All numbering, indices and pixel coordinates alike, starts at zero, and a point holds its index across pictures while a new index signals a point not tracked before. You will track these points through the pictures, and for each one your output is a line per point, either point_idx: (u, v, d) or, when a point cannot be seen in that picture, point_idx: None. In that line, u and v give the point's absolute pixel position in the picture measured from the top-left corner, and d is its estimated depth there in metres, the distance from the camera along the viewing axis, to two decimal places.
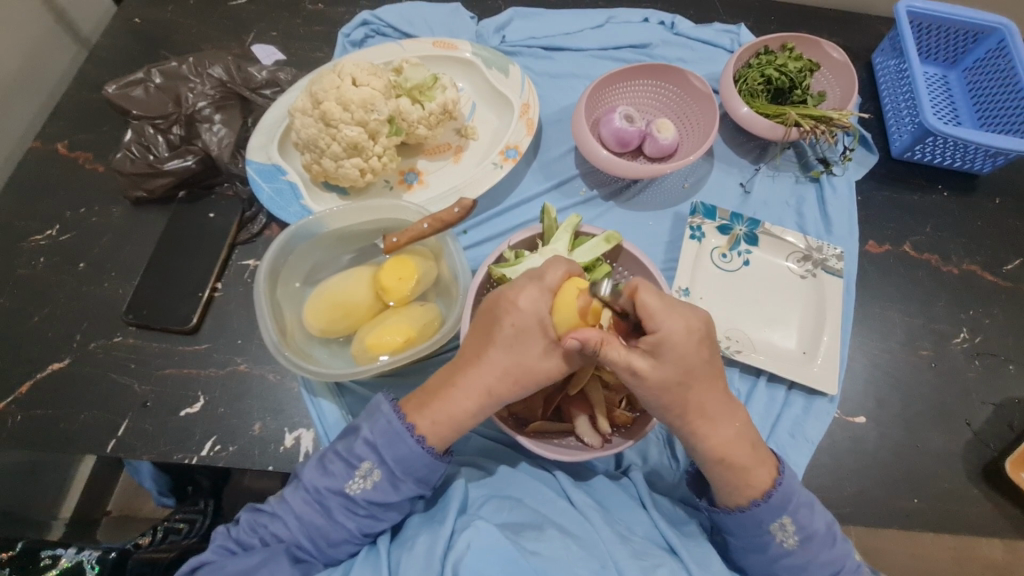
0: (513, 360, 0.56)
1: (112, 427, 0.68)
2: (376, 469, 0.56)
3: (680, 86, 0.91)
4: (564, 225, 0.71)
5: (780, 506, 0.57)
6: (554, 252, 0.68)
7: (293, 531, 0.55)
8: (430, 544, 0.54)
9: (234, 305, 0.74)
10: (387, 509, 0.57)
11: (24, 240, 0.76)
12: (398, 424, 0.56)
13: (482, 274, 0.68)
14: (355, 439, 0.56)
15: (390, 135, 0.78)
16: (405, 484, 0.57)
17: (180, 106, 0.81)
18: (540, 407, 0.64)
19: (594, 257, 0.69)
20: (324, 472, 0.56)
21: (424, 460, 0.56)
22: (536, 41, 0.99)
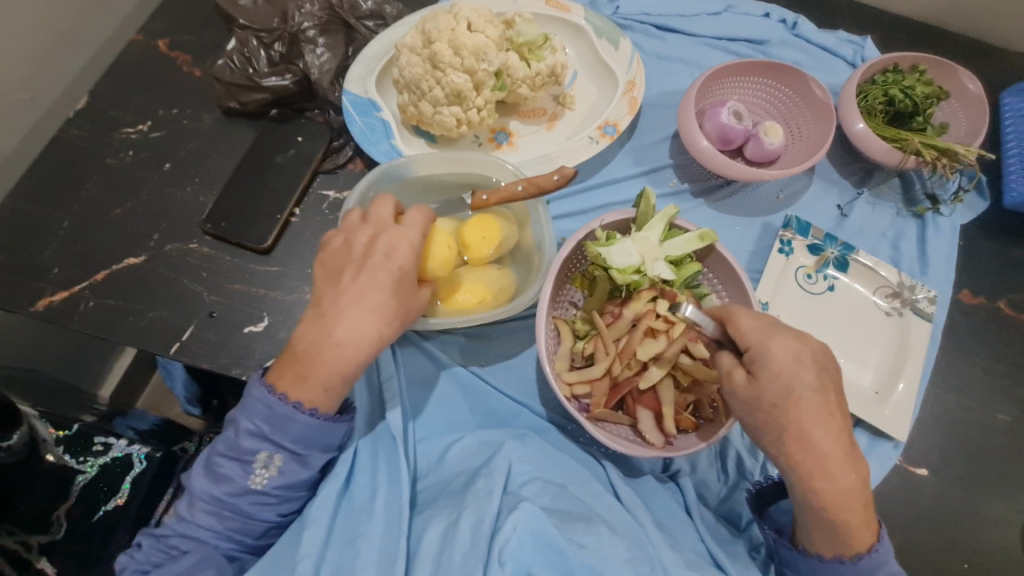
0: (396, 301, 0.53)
1: (173, 334, 0.68)
2: (275, 455, 0.53)
3: (795, 91, 0.86)
4: (660, 215, 0.67)
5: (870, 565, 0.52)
6: (647, 240, 0.65)
7: (213, 536, 0.52)
8: (474, 523, 0.50)
9: (309, 234, 0.74)
10: (302, 486, 0.55)
11: (116, 130, 0.76)
12: (279, 406, 0.52)
13: (571, 245, 0.65)
14: (238, 434, 0.52)
15: (493, 89, 0.75)
16: (313, 457, 0.55)
17: (285, 23, 0.79)
18: (604, 394, 0.62)
19: (686, 253, 0.65)
20: (214, 477, 0.52)
21: (324, 427, 0.54)
22: (650, 18, 0.95)
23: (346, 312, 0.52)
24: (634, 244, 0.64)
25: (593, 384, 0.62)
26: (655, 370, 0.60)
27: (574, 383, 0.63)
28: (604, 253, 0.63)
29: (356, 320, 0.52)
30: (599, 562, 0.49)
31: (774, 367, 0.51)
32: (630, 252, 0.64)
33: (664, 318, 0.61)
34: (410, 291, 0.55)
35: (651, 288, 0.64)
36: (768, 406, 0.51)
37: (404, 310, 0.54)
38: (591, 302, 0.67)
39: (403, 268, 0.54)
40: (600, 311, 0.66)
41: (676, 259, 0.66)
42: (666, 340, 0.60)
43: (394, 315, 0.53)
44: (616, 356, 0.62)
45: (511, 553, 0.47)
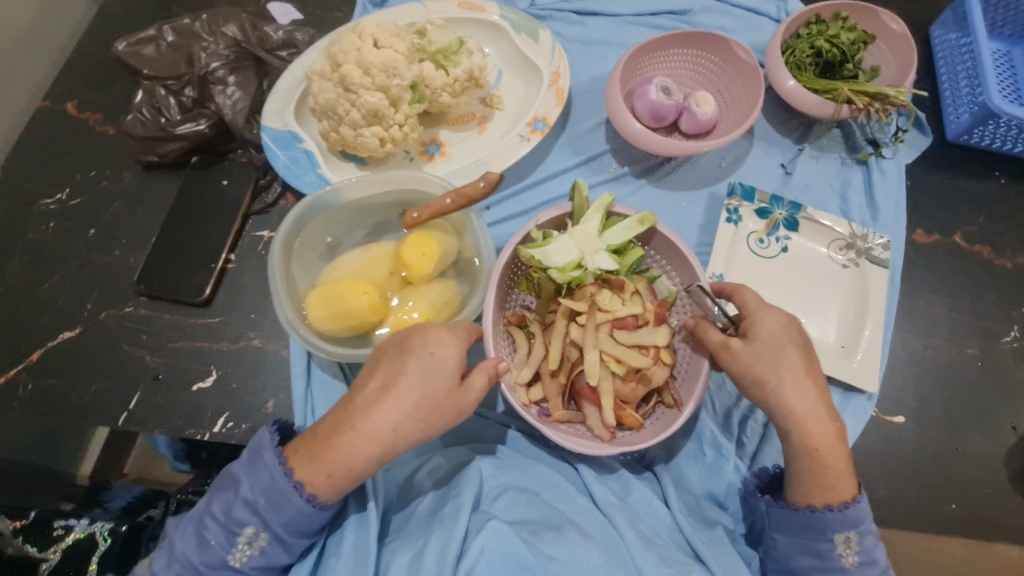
0: (424, 394, 0.51)
1: (126, 396, 0.66)
2: (262, 534, 0.50)
3: (720, 56, 0.85)
4: (597, 203, 0.65)
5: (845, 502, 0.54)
6: (584, 234, 0.63)
7: None
8: (438, 552, 0.48)
9: (247, 278, 0.72)
10: (279, 568, 0.52)
11: (34, 203, 0.74)
12: (284, 483, 0.50)
13: (507, 253, 0.64)
14: (235, 500, 0.50)
15: (412, 102, 0.73)
16: (295, 544, 0.52)
17: (193, 66, 0.77)
18: (559, 397, 0.62)
19: (626, 240, 0.64)
20: (198, 540, 0.50)
21: (315, 517, 0.51)
22: (568, 5, 0.93)
23: (375, 402, 0.50)
24: (571, 240, 0.63)
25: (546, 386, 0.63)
26: (591, 363, 0.59)
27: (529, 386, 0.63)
28: (541, 254, 0.62)
29: (375, 410, 0.50)
30: (571, 570, 0.48)
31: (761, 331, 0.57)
32: (569, 250, 0.63)
33: (605, 309, 0.61)
34: (442, 381, 0.52)
35: (593, 281, 0.63)
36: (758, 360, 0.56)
37: (437, 405, 0.51)
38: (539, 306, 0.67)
39: (437, 361, 0.52)
40: (548, 312, 0.65)
41: (618, 246, 0.64)
42: (606, 331, 0.60)
43: (419, 412, 0.51)
44: (565, 352, 0.62)
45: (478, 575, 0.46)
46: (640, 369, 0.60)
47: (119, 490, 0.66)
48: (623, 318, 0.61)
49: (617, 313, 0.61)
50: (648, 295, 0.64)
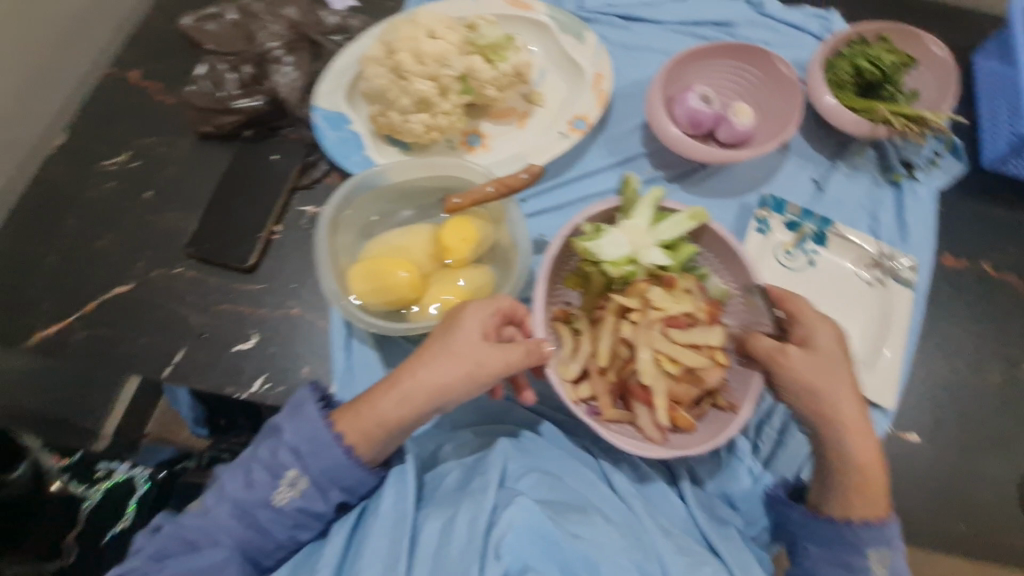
0: (468, 359, 0.55)
1: (172, 350, 0.70)
2: (302, 478, 0.55)
3: (762, 70, 0.87)
4: (647, 199, 0.67)
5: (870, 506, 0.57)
6: (634, 226, 0.66)
7: (228, 542, 0.54)
8: (468, 523, 0.51)
9: (291, 250, 0.75)
10: (316, 518, 0.56)
11: (96, 163, 0.78)
12: (324, 432, 0.55)
13: (557, 242, 0.65)
14: (278, 447, 0.55)
15: (460, 93, 0.76)
16: (333, 494, 0.56)
17: (252, 44, 0.81)
18: (608, 395, 0.63)
19: (679, 234, 0.66)
20: (243, 481, 0.55)
21: (357, 471, 0.56)
22: (614, 10, 0.95)
23: (421, 364, 0.56)
24: (621, 232, 0.65)
25: (594, 383, 0.64)
26: (644, 364, 0.60)
27: (576, 383, 0.64)
28: (592, 248, 0.64)
29: (424, 371, 0.55)
30: (597, 551, 0.50)
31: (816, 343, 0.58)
32: (620, 245, 0.65)
33: (657, 307, 0.61)
34: (485, 348, 0.55)
35: (645, 277, 0.64)
36: (814, 377, 0.57)
37: (486, 370, 0.55)
38: (588, 300, 0.67)
39: (481, 331, 0.56)
40: (595, 307, 0.66)
41: (670, 241, 0.66)
42: (659, 331, 0.60)
43: (463, 373, 0.55)
44: (615, 349, 0.63)
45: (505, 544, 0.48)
46: (694, 370, 0.60)
47: (152, 451, 0.78)
48: (676, 316, 0.61)
49: (671, 312, 0.61)
50: (699, 292, 0.64)
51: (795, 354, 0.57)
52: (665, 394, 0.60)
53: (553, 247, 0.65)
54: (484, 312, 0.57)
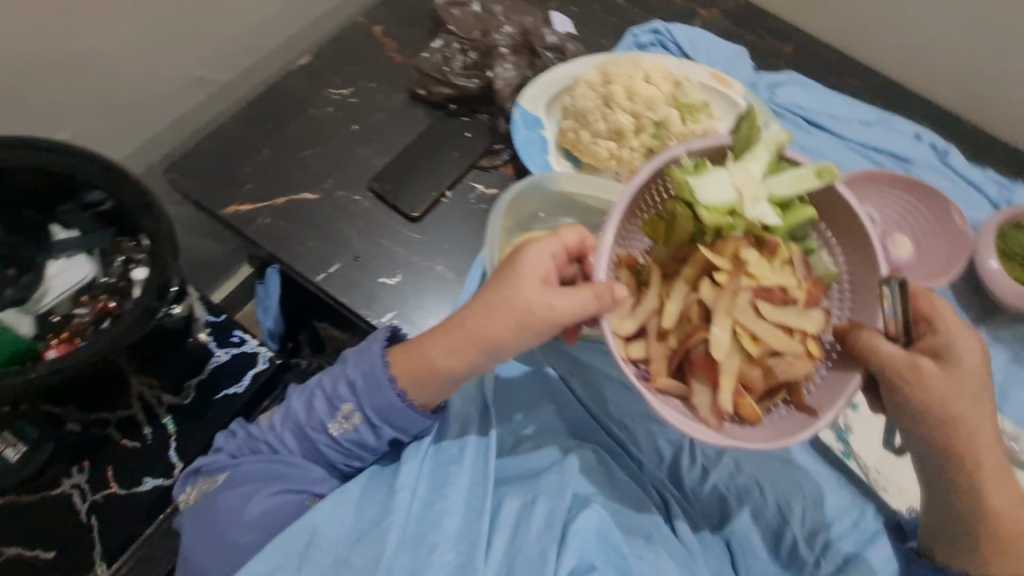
0: (519, 306, 0.57)
1: (328, 261, 0.78)
2: (355, 413, 0.62)
3: (934, 213, 0.88)
4: (766, 146, 0.58)
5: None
6: (744, 172, 0.56)
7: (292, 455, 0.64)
8: (547, 511, 0.62)
9: (453, 215, 0.82)
10: (368, 449, 0.64)
11: (324, 88, 0.90)
12: (381, 375, 0.61)
13: (659, 162, 0.55)
14: (339, 383, 0.62)
15: (648, 136, 0.81)
16: (383, 431, 0.63)
17: (486, 36, 0.91)
18: (665, 362, 0.55)
19: (794, 190, 0.56)
20: (307, 407, 0.64)
21: (409, 412, 0.62)
22: (801, 112, 1.00)
23: (490, 311, 0.58)
24: (728, 176, 0.56)
25: (650, 349, 0.56)
26: (725, 338, 0.53)
27: (631, 339, 0.56)
28: (690, 184, 0.54)
29: (495, 316, 0.57)
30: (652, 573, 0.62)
31: (958, 362, 0.55)
32: (723, 190, 0.55)
33: (752, 273, 0.53)
34: (538, 295, 0.56)
35: (745, 235, 0.55)
36: (937, 395, 0.55)
37: (532, 316, 0.56)
38: (663, 252, 0.58)
39: (544, 278, 0.57)
40: (671, 259, 0.58)
41: (779, 202, 0.57)
42: (748, 298, 0.53)
43: (517, 319, 0.57)
44: (687, 310, 0.55)
45: (577, 537, 0.60)
46: (777, 354, 0.54)
47: None
48: (769, 288, 0.54)
49: (766, 283, 0.54)
50: (800, 266, 0.57)
51: (928, 371, 0.55)
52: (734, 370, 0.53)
53: (642, 177, 0.55)
54: (543, 255, 0.58)
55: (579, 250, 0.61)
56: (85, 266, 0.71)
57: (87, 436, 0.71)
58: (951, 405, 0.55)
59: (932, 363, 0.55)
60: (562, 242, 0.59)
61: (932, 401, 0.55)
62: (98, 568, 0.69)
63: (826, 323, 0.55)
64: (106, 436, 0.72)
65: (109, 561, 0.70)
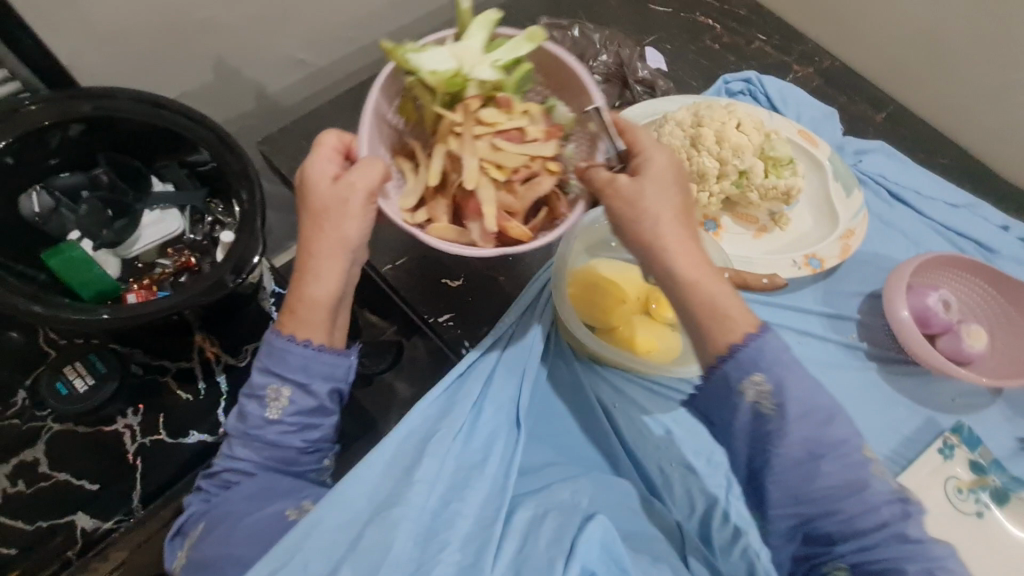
0: (329, 216, 0.53)
1: (394, 255, 0.80)
2: (280, 388, 0.55)
3: (1015, 309, 0.84)
4: (481, 21, 0.57)
5: (748, 362, 0.49)
6: (467, 48, 0.57)
7: (257, 466, 0.56)
8: (558, 525, 0.57)
9: None
10: (319, 414, 0.57)
11: None
12: (280, 342, 0.55)
13: (388, 70, 0.57)
14: (253, 374, 0.57)
15: (731, 183, 0.82)
16: (316, 388, 0.56)
17: (581, 63, 0.93)
18: (445, 212, 0.58)
19: (516, 56, 0.57)
20: (241, 414, 0.57)
21: (325, 358, 0.56)
22: (886, 183, 0.97)
23: (312, 253, 0.54)
24: (449, 52, 0.56)
25: (430, 205, 0.58)
26: (469, 169, 0.55)
27: (414, 209, 0.59)
28: (400, 49, 0.54)
29: (316, 239, 0.54)
30: None
31: (652, 168, 0.52)
32: (443, 61, 0.55)
33: (486, 123, 0.55)
34: (324, 196, 0.53)
35: (477, 94, 0.56)
36: (642, 199, 0.50)
37: (352, 239, 0.54)
38: (421, 131, 0.61)
39: (333, 179, 0.54)
40: (435, 129, 0.58)
41: (507, 62, 0.57)
42: (486, 142, 0.55)
43: (325, 223, 0.53)
44: (449, 169, 0.57)
45: (587, 545, 0.53)
46: (521, 176, 0.57)
47: None
48: (506, 130, 0.56)
49: (502, 126, 0.56)
50: (544, 119, 0.58)
51: (625, 183, 0.51)
52: (499, 200, 0.57)
53: (377, 89, 0.57)
54: (324, 169, 0.54)
55: (349, 152, 0.57)
56: (175, 220, 0.76)
57: (148, 380, 0.76)
58: (656, 223, 0.50)
59: (630, 179, 0.51)
60: (328, 147, 0.55)
61: (649, 218, 0.50)
62: (133, 506, 0.72)
63: (556, 156, 0.57)
64: (161, 384, 0.76)
65: (144, 502, 0.73)
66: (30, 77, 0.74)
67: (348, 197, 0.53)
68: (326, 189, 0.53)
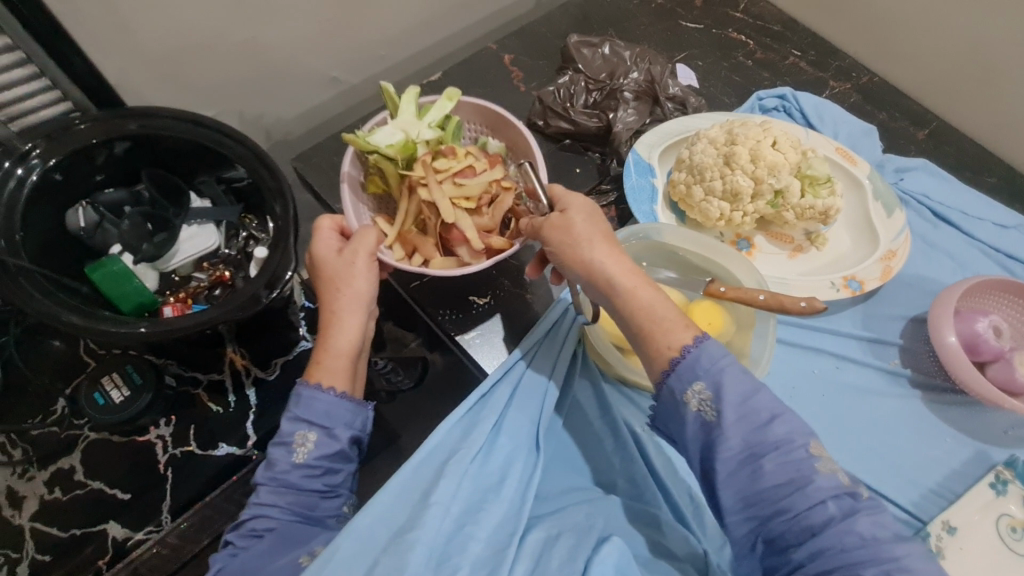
0: (340, 278, 0.60)
1: (423, 271, 0.80)
2: (307, 434, 0.55)
3: None
4: (406, 97, 0.73)
5: (687, 372, 0.52)
6: (404, 122, 0.72)
7: (280, 517, 0.52)
8: (571, 546, 0.55)
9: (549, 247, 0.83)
10: (339, 460, 0.56)
11: None
12: (307, 388, 0.56)
13: (352, 152, 0.72)
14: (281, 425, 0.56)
15: (765, 203, 0.80)
16: (339, 432, 0.56)
17: (612, 80, 0.92)
18: (433, 247, 0.70)
19: (443, 115, 0.73)
20: (266, 465, 0.55)
21: (346, 405, 0.56)
22: (929, 202, 0.94)
23: (330, 318, 0.59)
24: (393, 128, 0.71)
25: (419, 248, 0.70)
26: (442, 207, 0.67)
27: (407, 258, 0.71)
28: (360, 136, 0.68)
29: (334, 301, 0.59)
30: None
31: (573, 204, 0.62)
32: (392, 134, 0.70)
33: (440, 169, 0.68)
34: (333, 263, 0.61)
35: (426, 151, 0.70)
36: (578, 235, 0.60)
37: (367, 294, 0.60)
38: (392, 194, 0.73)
39: (336, 250, 0.62)
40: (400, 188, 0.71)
41: (432, 119, 0.72)
42: (448, 184, 0.67)
43: (339, 284, 0.60)
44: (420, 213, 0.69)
45: (601, 567, 0.51)
46: (483, 204, 0.69)
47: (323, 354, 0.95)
48: (459, 172, 0.68)
49: (454, 169, 0.68)
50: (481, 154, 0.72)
51: (558, 220, 0.61)
52: (475, 227, 0.68)
53: (346, 167, 0.72)
54: (329, 243, 0.62)
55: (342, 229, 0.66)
56: (211, 235, 0.79)
57: (181, 392, 0.77)
58: (589, 245, 0.59)
59: (558, 214, 0.61)
60: (323, 227, 0.63)
61: (584, 243, 0.59)
62: (163, 518, 0.73)
63: (499, 184, 0.69)
64: (193, 396, 0.78)
65: (173, 514, 0.73)
66: (81, 99, 0.77)
67: (354, 262, 0.61)
68: (332, 258, 0.61)
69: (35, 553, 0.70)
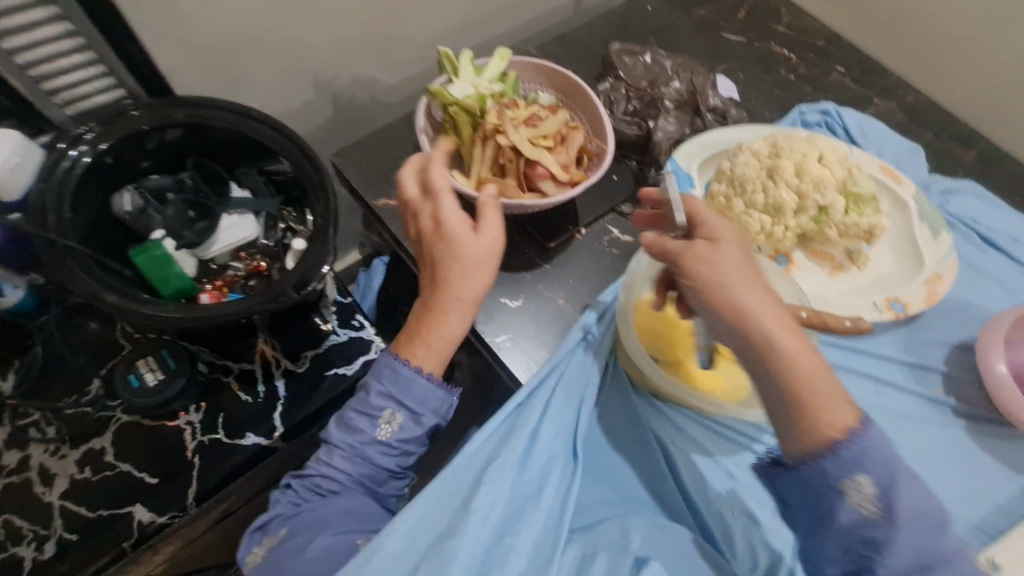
0: (465, 259, 0.61)
1: None
2: (396, 414, 0.62)
3: None
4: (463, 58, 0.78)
5: (851, 463, 0.49)
6: (470, 79, 0.76)
7: (350, 482, 0.61)
8: (607, 568, 0.57)
9: (583, 253, 0.82)
10: (414, 443, 0.64)
11: None
12: (404, 369, 0.62)
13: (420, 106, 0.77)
14: (370, 394, 0.62)
15: (807, 219, 0.78)
16: (425, 419, 0.63)
17: (653, 89, 0.91)
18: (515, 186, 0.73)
19: (501, 71, 0.79)
20: (349, 428, 0.62)
21: (436, 394, 0.63)
22: (977, 226, 0.91)
23: (445, 300, 0.61)
24: (462, 83, 0.75)
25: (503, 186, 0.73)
26: (524, 145, 0.71)
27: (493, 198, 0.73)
28: (442, 89, 0.74)
29: (455, 287, 0.61)
30: None
31: (716, 233, 0.56)
32: (465, 88, 0.75)
33: (514, 112, 0.73)
34: (463, 240, 0.61)
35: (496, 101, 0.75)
36: (733, 281, 0.53)
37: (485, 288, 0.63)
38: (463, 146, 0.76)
39: (462, 221, 0.62)
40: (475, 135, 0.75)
41: (497, 77, 0.78)
42: (524, 127, 0.73)
43: (467, 270, 0.61)
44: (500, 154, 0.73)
45: None
46: (555, 145, 0.74)
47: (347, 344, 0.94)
48: (528, 117, 0.73)
49: (524, 115, 0.73)
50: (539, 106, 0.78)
51: (705, 254, 0.55)
52: (556, 162, 0.73)
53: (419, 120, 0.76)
54: (451, 205, 0.63)
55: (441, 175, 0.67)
56: (251, 226, 0.79)
57: (212, 380, 0.78)
58: (737, 295, 0.53)
59: (704, 244, 0.55)
60: (435, 185, 0.64)
61: (729, 291, 0.53)
62: (188, 503, 0.73)
63: (563, 126, 0.76)
64: (223, 384, 0.78)
65: (198, 500, 0.74)
66: (134, 85, 0.78)
67: (486, 252, 0.62)
68: (465, 234, 0.62)
69: (63, 531, 0.71)
